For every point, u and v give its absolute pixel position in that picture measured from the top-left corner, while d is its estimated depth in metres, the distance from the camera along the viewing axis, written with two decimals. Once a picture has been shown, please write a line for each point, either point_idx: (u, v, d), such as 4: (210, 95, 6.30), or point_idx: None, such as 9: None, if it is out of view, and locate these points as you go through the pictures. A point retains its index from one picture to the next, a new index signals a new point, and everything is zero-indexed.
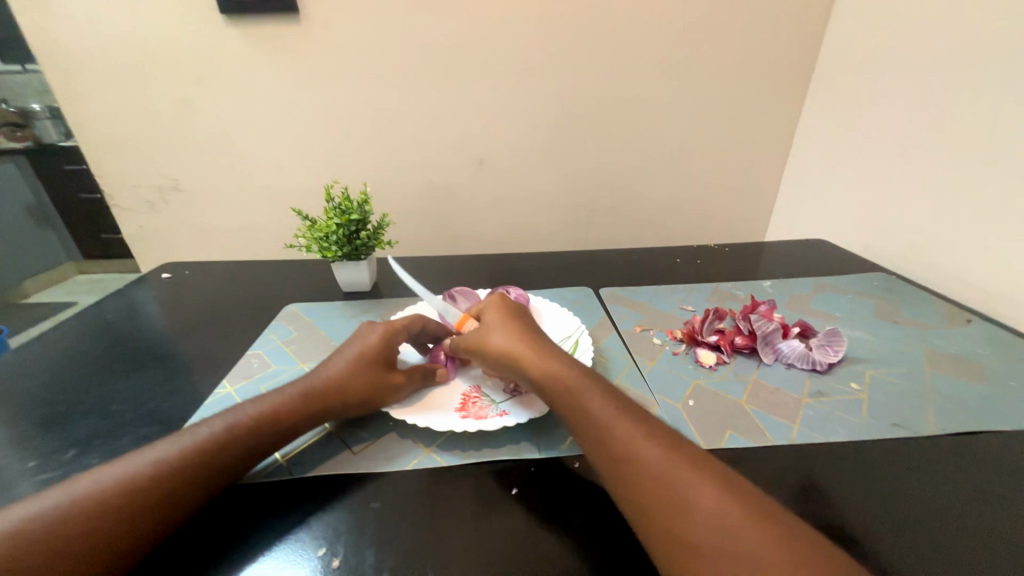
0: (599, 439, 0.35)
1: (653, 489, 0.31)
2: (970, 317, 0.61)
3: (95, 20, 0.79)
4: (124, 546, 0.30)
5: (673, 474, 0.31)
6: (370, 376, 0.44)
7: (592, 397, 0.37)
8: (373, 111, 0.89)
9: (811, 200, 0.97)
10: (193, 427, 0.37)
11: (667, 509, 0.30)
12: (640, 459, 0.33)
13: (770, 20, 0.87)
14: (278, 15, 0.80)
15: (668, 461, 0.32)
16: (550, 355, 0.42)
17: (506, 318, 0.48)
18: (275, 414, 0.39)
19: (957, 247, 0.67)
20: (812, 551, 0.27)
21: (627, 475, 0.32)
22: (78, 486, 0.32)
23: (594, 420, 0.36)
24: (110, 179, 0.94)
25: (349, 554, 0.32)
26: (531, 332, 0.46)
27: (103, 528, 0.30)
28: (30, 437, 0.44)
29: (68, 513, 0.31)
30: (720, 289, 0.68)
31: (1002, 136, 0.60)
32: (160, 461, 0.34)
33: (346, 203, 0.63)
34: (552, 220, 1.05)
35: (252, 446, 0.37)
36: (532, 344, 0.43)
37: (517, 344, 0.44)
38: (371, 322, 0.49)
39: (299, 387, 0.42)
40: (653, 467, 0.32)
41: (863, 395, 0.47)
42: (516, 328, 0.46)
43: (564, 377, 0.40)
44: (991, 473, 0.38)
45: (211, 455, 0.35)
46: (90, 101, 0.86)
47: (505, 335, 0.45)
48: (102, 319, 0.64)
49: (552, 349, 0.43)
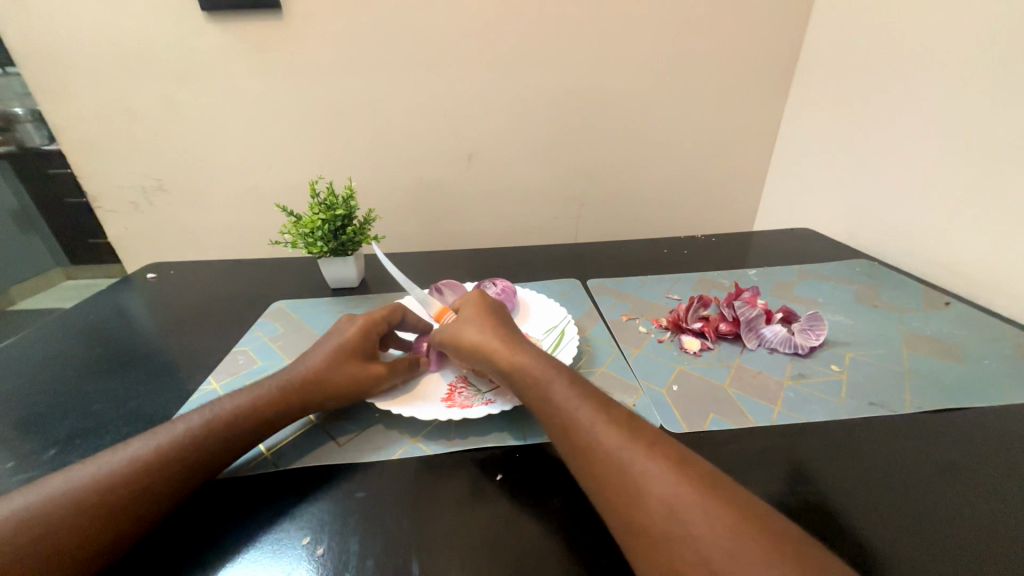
0: (563, 428, 0.35)
1: (612, 474, 0.31)
2: (949, 300, 0.62)
3: (74, 19, 0.78)
4: (99, 544, 0.30)
5: (632, 459, 0.31)
6: (349, 368, 0.44)
7: (557, 386, 0.38)
8: (360, 108, 0.89)
9: (797, 190, 0.98)
10: (171, 424, 0.37)
11: (625, 493, 0.30)
12: (600, 445, 0.33)
13: (754, 12, 0.87)
14: (261, 12, 0.79)
15: (628, 447, 0.32)
16: (520, 350, 0.42)
17: (482, 315, 0.48)
18: (254, 407, 0.39)
19: (938, 233, 0.69)
20: (765, 526, 0.27)
21: (589, 462, 0.33)
22: (51, 486, 0.32)
23: (559, 411, 0.36)
24: (94, 180, 0.93)
25: (334, 543, 0.32)
26: (506, 328, 0.46)
27: (76, 527, 0.30)
28: (9, 437, 0.43)
29: (41, 512, 0.30)
30: (706, 278, 0.69)
31: (982, 123, 0.61)
32: (135, 458, 0.34)
33: (331, 199, 0.63)
34: (541, 214, 1.05)
35: (231, 440, 0.37)
36: (504, 339, 0.44)
37: (487, 339, 0.44)
38: (350, 315, 0.50)
39: (277, 381, 0.42)
40: (612, 451, 0.32)
41: (843, 376, 0.48)
42: (489, 325, 0.46)
43: (532, 370, 0.40)
44: (964, 448, 0.39)
45: (188, 450, 0.35)
46: (70, 101, 0.85)
47: (478, 331, 0.45)
48: (85, 320, 0.63)
49: (524, 344, 0.43)
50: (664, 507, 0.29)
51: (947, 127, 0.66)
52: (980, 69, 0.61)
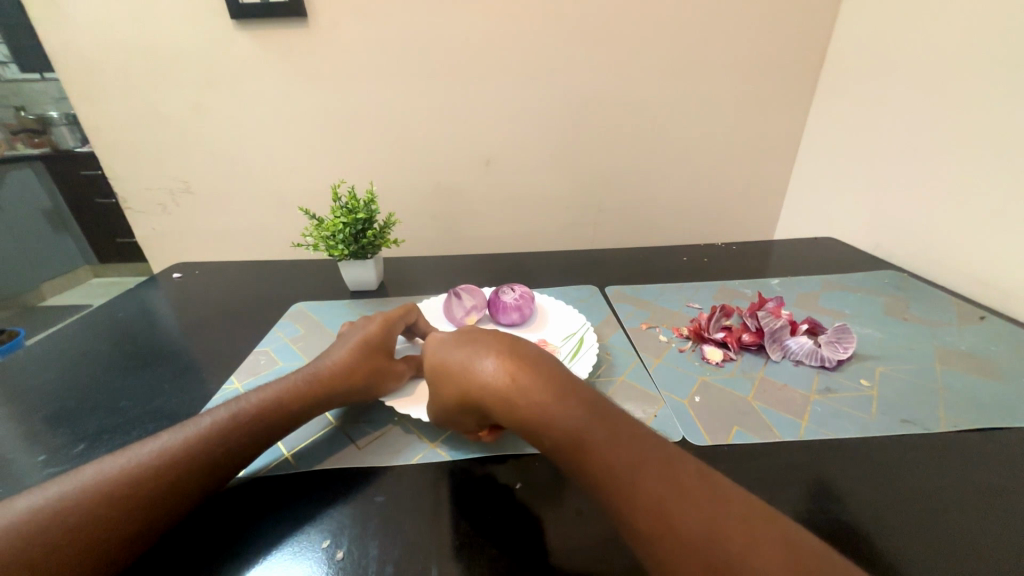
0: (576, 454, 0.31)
1: (680, 542, 0.26)
2: (982, 314, 0.60)
3: (110, 27, 0.81)
4: (124, 537, 0.31)
5: (659, 490, 0.28)
6: (363, 364, 0.44)
7: (597, 438, 0.31)
8: (381, 113, 0.90)
9: (821, 198, 0.96)
10: (197, 418, 0.37)
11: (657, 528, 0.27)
12: (665, 509, 0.27)
13: (777, 19, 0.87)
14: (287, 20, 0.81)
15: (697, 510, 0.27)
16: (502, 369, 0.36)
17: (456, 339, 0.41)
18: (275, 402, 0.39)
19: (971, 245, 0.66)
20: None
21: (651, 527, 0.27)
22: (83, 477, 0.32)
23: (603, 465, 0.30)
24: (123, 182, 0.96)
25: (353, 547, 0.32)
26: (518, 358, 0.37)
27: (103, 519, 0.31)
28: (40, 431, 0.45)
29: (74, 503, 0.31)
30: (727, 287, 0.68)
31: (1017, 132, 0.59)
32: (163, 451, 0.34)
33: (352, 202, 0.64)
34: (558, 220, 1.04)
35: (255, 439, 0.37)
36: (517, 376, 0.35)
37: (469, 369, 0.37)
38: (366, 317, 0.51)
39: (296, 376, 0.42)
40: (679, 515, 0.27)
41: (873, 392, 0.46)
42: (466, 346, 0.39)
43: (527, 399, 0.34)
44: (1003, 471, 0.37)
45: (213, 447, 0.35)
46: (105, 106, 0.88)
47: (486, 366, 0.36)
48: (114, 319, 0.65)
49: (505, 356, 0.37)
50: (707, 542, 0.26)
51: (981, 133, 0.64)
52: (1014, 74, 0.59)
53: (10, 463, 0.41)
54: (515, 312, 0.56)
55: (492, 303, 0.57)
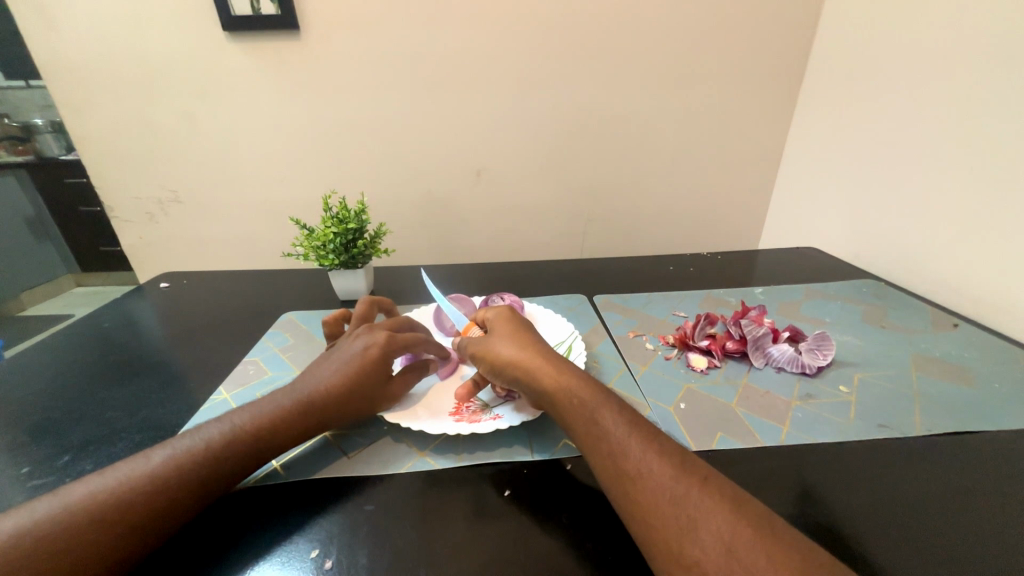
0: (583, 418, 0.37)
1: (660, 506, 0.31)
2: (955, 321, 0.62)
3: (101, 37, 0.81)
4: (105, 556, 0.30)
5: (648, 464, 0.33)
6: (362, 386, 0.43)
7: (601, 413, 0.37)
8: (373, 124, 0.91)
9: (802, 209, 0.98)
10: (188, 436, 0.37)
11: (644, 492, 0.32)
12: (647, 476, 0.32)
13: (758, 36, 0.90)
14: (280, 32, 0.82)
15: (679, 480, 0.32)
16: (533, 351, 0.43)
17: (496, 325, 0.48)
18: (269, 423, 0.39)
19: (945, 255, 0.69)
20: (797, 558, 0.27)
21: (638, 494, 0.32)
22: (70, 496, 0.32)
23: (603, 436, 0.36)
24: (110, 190, 0.95)
25: (342, 555, 0.33)
26: (541, 344, 0.45)
27: (87, 538, 0.30)
28: (22, 444, 0.44)
29: (59, 525, 0.31)
30: (712, 295, 0.69)
31: (987, 147, 0.62)
32: (153, 471, 0.34)
33: (344, 212, 0.64)
34: (548, 230, 1.06)
35: (244, 457, 0.37)
36: (547, 358, 0.43)
37: (507, 346, 0.44)
38: (370, 330, 0.48)
39: (293, 395, 0.42)
40: (662, 486, 0.31)
41: (851, 397, 0.48)
42: (503, 330, 0.47)
43: (551, 373, 0.41)
44: (974, 473, 0.39)
45: (202, 466, 0.35)
46: (94, 115, 0.88)
47: (515, 347, 0.44)
48: (99, 329, 0.64)
49: (535, 346, 0.44)
50: (685, 513, 0.30)
51: (953, 147, 0.66)
52: (982, 91, 0.62)
53: None
54: None
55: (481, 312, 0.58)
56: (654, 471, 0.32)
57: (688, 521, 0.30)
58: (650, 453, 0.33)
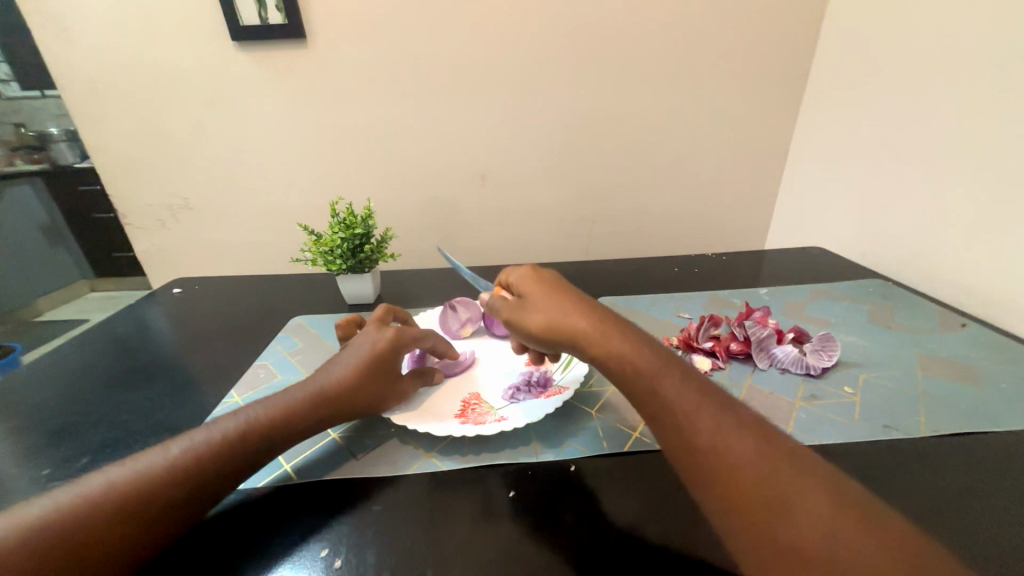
0: (652, 392, 0.34)
1: (742, 482, 0.29)
2: (964, 321, 0.62)
3: (115, 49, 0.84)
4: (125, 546, 0.32)
5: (723, 436, 0.31)
6: (372, 384, 0.44)
7: (666, 383, 0.34)
8: (378, 130, 0.92)
9: (808, 209, 0.98)
10: (204, 429, 0.38)
11: (724, 466, 0.30)
12: (724, 451, 0.30)
13: (762, 36, 0.90)
14: (287, 41, 0.84)
15: (757, 455, 0.30)
16: (589, 315, 0.38)
17: (534, 284, 0.42)
18: (284, 416, 0.40)
19: (952, 254, 0.68)
20: (892, 534, 0.26)
21: (717, 468, 0.30)
22: (89, 485, 0.34)
23: (672, 407, 0.33)
24: (124, 198, 0.97)
25: (350, 555, 0.33)
26: (589, 304, 0.40)
27: (107, 529, 0.32)
28: (42, 446, 0.45)
29: (79, 513, 0.32)
30: (717, 297, 0.70)
31: (993, 145, 0.62)
32: (171, 463, 0.35)
33: (350, 218, 0.65)
34: (552, 232, 1.06)
35: (257, 453, 0.38)
36: (600, 321, 0.38)
37: (559, 309, 0.39)
38: (380, 326, 0.49)
39: (306, 390, 0.43)
40: (741, 461, 0.30)
41: (856, 398, 0.48)
42: (545, 290, 0.42)
43: (609, 338, 0.37)
44: (981, 473, 0.39)
45: (214, 461, 0.36)
46: (108, 125, 0.90)
47: (563, 308, 0.39)
48: (115, 334, 0.66)
49: (588, 306, 0.39)
50: (776, 500, 0.28)
51: (960, 146, 0.66)
52: (986, 90, 0.62)
53: (13, 478, 0.42)
54: None
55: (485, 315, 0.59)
56: (732, 444, 0.30)
57: (773, 496, 0.28)
58: (722, 426, 0.31)
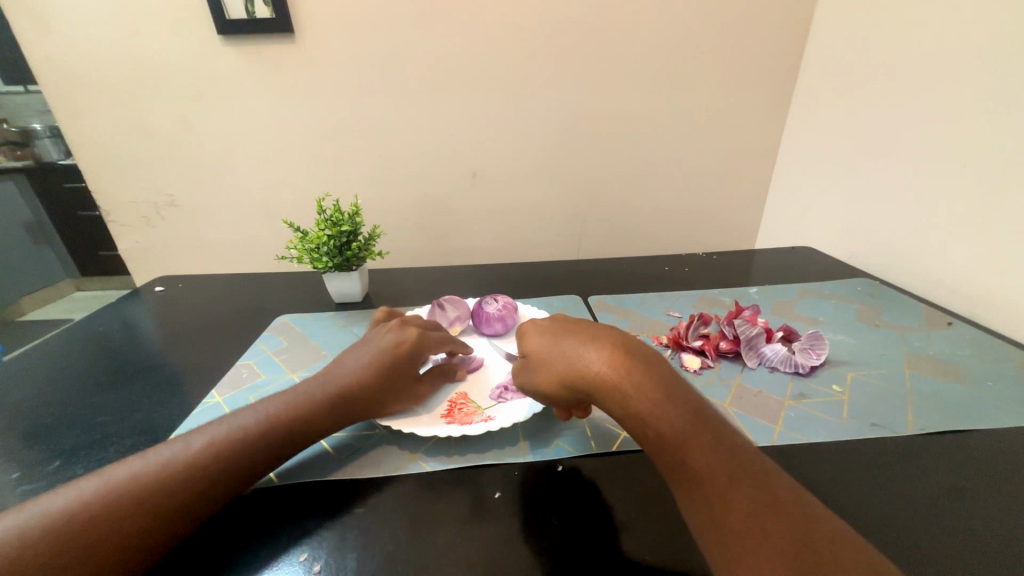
0: (676, 455, 0.31)
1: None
2: (950, 320, 0.62)
3: (97, 42, 0.82)
4: (143, 541, 0.31)
5: (757, 521, 0.28)
6: (393, 372, 0.45)
7: (699, 451, 0.30)
8: (368, 126, 0.91)
9: (798, 209, 0.98)
10: (227, 421, 0.38)
11: (753, 555, 0.27)
12: (757, 537, 0.27)
13: (753, 37, 0.90)
14: (274, 36, 0.82)
15: (796, 547, 0.26)
16: (611, 357, 0.35)
17: (554, 326, 0.41)
18: (301, 414, 0.40)
19: (938, 254, 0.69)
20: None
21: (746, 554, 0.27)
22: (113, 476, 0.34)
23: (702, 479, 0.30)
24: (107, 195, 0.96)
25: (331, 558, 0.33)
26: (623, 348, 0.36)
27: (126, 524, 0.31)
28: (14, 449, 0.44)
29: (103, 503, 0.32)
30: (707, 295, 0.69)
31: (980, 146, 0.62)
32: (191, 457, 0.35)
33: (337, 215, 0.64)
34: (543, 231, 1.06)
35: (274, 451, 0.38)
36: (628, 368, 0.34)
37: (578, 354, 0.37)
38: (397, 325, 0.49)
39: (325, 384, 0.43)
40: (776, 553, 0.26)
41: (844, 397, 0.48)
42: (574, 334, 0.39)
43: (633, 389, 0.33)
44: (966, 471, 0.39)
45: (240, 455, 0.36)
46: (90, 120, 0.88)
47: (589, 353, 0.36)
48: (94, 333, 0.64)
49: (612, 346, 0.36)
50: None
51: (948, 147, 0.66)
52: (974, 91, 0.62)
53: None
54: (498, 322, 0.57)
55: (474, 314, 0.58)
56: (768, 530, 0.27)
57: None
58: (757, 509, 0.28)
